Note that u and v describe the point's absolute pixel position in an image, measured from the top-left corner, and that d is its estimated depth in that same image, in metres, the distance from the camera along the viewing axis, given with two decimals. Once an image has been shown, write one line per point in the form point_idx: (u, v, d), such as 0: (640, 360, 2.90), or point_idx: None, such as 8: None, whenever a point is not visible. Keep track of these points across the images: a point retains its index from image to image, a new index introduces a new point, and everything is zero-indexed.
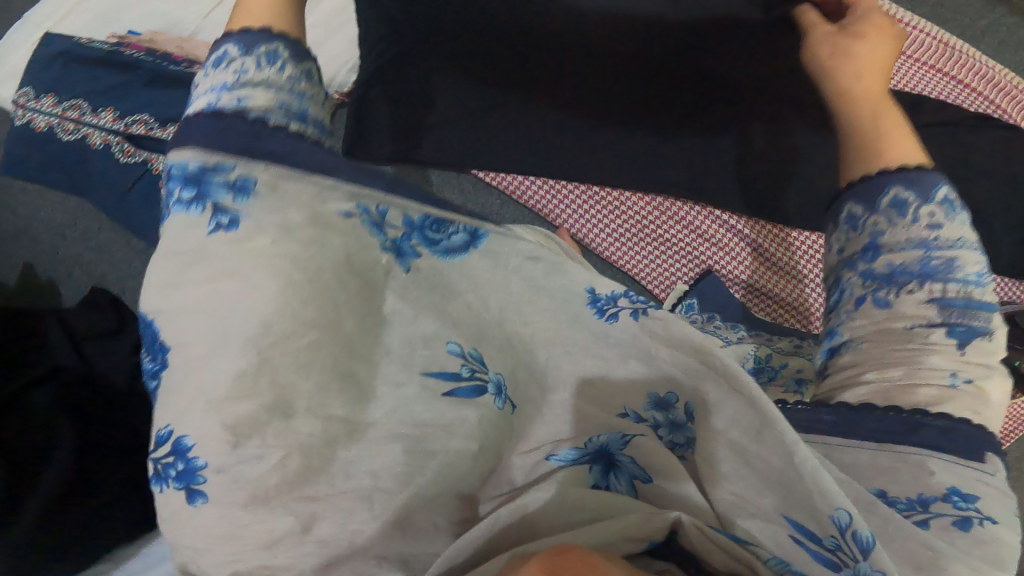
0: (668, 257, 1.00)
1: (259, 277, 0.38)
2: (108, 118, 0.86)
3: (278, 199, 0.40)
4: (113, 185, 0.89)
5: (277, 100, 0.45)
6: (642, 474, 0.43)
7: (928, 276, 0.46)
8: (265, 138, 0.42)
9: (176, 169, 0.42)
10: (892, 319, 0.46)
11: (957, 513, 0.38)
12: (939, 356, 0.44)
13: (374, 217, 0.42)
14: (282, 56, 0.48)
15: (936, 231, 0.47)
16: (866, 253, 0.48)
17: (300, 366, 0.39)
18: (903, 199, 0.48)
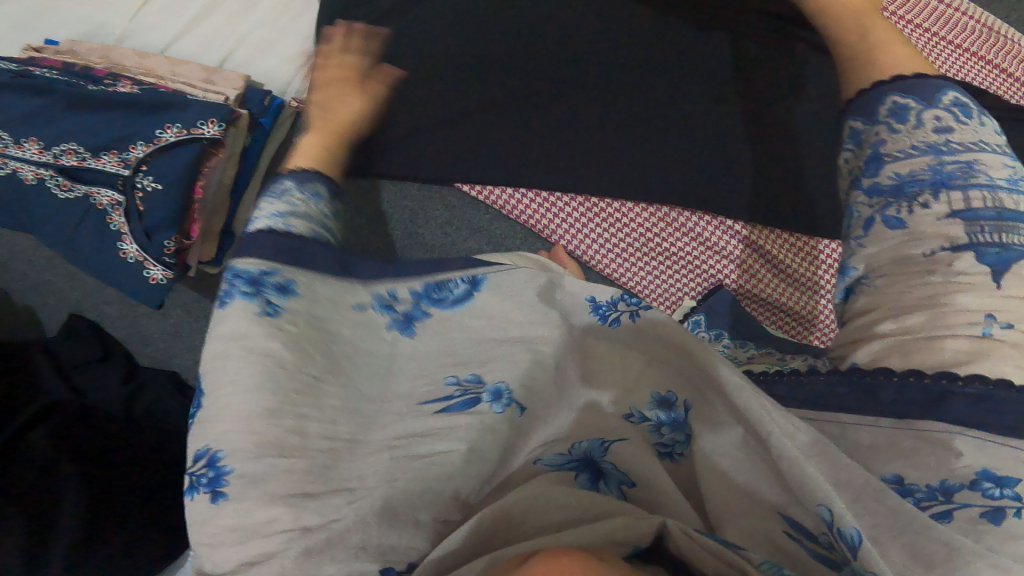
0: (675, 273, 0.82)
1: (278, 348, 0.37)
2: (33, 151, 0.77)
3: (310, 301, 0.40)
4: (55, 230, 0.80)
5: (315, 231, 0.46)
6: (625, 478, 0.39)
7: (943, 182, 0.41)
8: (300, 255, 0.42)
9: (228, 272, 0.41)
10: (908, 242, 0.41)
11: (986, 504, 0.32)
12: (973, 293, 0.38)
13: (385, 298, 0.41)
14: (320, 194, 0.51)
15: (946, 136, 0.43)
16: (870, 167, 0.45)
17: (326, 411, 0.38)
18: (902, 104, 0.45)
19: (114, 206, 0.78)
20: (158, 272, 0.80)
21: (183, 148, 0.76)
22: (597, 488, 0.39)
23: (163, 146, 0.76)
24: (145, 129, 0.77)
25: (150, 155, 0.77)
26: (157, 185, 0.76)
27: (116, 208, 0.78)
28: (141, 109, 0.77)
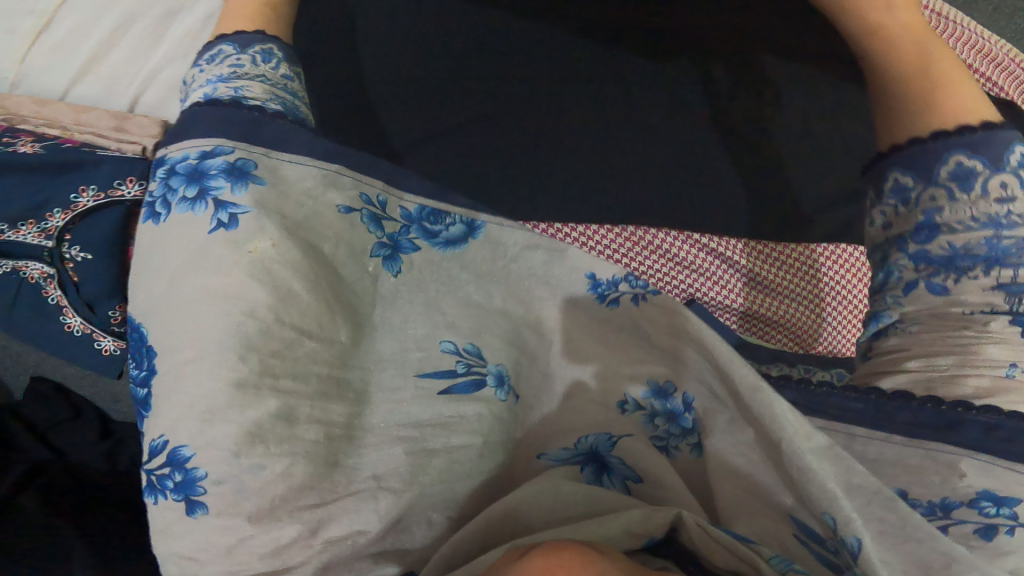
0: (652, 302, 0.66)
1: (252, 284, 0.34)
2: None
3: (279, 207, 0.36)
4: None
5: (272, 92, 0.44)
6: (631, 472, 0.40)
7: (998, 259, 0.41)
8: (262, 125, 0.39)
9: (170, 167, 0.37)
10: (951, 305, 0.42)
11: (978, 521, 0.34)
12: (1001, 348, 0.40)
13: (374, 207, 0.39)
14: (276, 55, 0.48)
15: (1007, 206, 0.42)
16: (924, 231, 0.44)
17: (304, 372, 0.35)
18: (968, 165, 0.43)
19: (46, 279, 0.70)
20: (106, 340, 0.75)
21: (103, 214, 0.66)
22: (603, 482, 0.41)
23: (82, 212, 0.66)
24: (57, 195, 0.66)
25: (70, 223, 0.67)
26: (83, 254, 0.67)
27: (50, 281, 0.70)
28: (44, 170, 0.65)
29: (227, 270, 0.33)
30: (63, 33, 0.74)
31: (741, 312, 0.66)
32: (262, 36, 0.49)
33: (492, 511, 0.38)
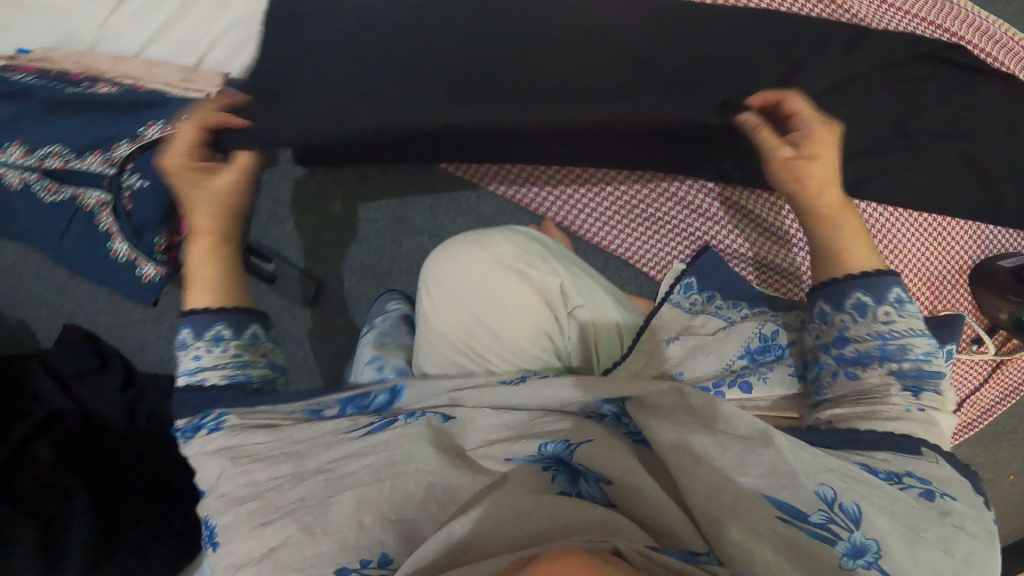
0: (661, 237, 0.82)
1: (239, 488, 0.43)
2: (17, 155, 0.71)
3: (256, 454, 0.45)
4: (44, 232, 0.77)
5: (226, 377, 0.51)
6: (598, 475, 0.39)
7: (883, 357, 0.46)
8: (237, 400, 0.49)
9: (178, 429, 0.49)
10: (859, 395, 0.46)
11: (921, 485, 0.39)
12: (902, 399, 0.44)
13: (320, 408, 0.48)
14: (226, 336, 0.52)
15: (891, 325, 0.47)
16: (837, 342, 0.48)
17: (269, 458, 0.44)
18: (862, 302, 0.48)
19: (102, 207, 0.73)
20: (151, 269, 0.78)
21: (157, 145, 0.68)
22: (579, 487, 0.39)
23: (147, 144, 0.68)
24: (128, 129, 0.69)
25: (135, 153, 0.70)
26: (144, 184, 0.72)
27: (105, 208, 0.73)
28: (119, 108, 0.70)
29: (222, 448, 0.46)
30: (138, 3, 0.80)
31: (742, 256, 0.79)
32: (215, 314, 0.53)
33: (470, 531, 0.36)
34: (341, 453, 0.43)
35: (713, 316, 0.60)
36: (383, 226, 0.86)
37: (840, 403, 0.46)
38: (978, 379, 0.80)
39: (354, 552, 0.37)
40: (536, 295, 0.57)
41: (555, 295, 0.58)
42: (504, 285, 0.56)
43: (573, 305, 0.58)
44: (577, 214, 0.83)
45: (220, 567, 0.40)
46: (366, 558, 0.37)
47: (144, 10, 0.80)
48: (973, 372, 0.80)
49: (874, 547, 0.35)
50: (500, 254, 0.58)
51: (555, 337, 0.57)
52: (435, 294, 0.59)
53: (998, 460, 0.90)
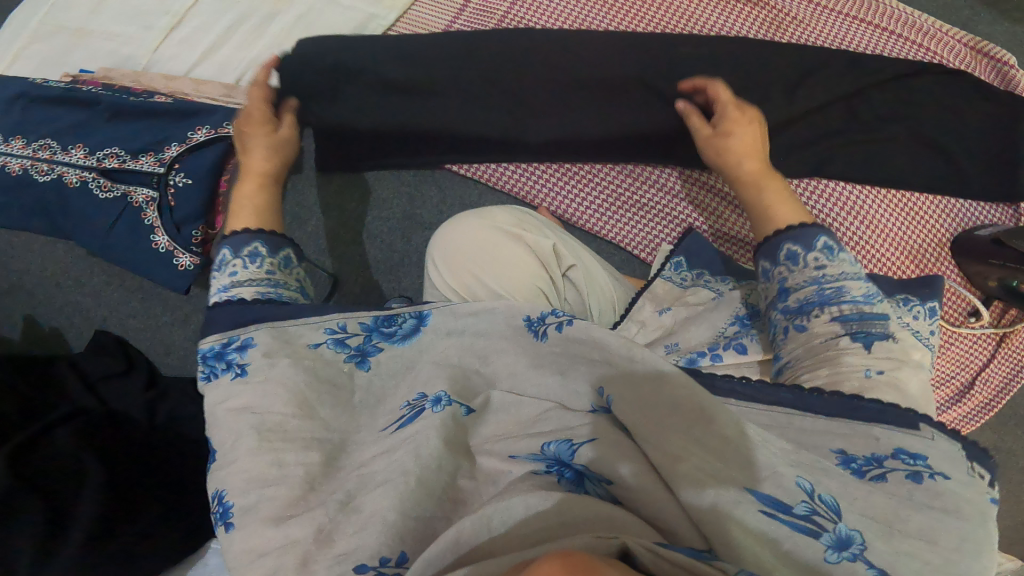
0: (648, 222, 0.83)
1: (275, 394, 0.46)
2: (80, 155, 0.77)
3: (270, 357, 0.47)
4: (89, 227, 0.79)
5: (261, 293, 0.53)
6: (602, 477, 0.40)
7: (821, 302, 0.50)
8: (248, 309, 0.51)
9: (202, 351, 0.49)
10: (811, 338, 0.49)
11: (906, 468, 0.39)
12: (855, 356, 0.47)
13: (337, 333, 0.50)
14: (262, 252, 0.57)
15: (821, 269, 0.51)
16: (781, 293, 0.52)
17: (298, 441, 0.45)
18: (794, 252, 0.53)
19: (149, 203, 0.77)
20: (186, 259, 0.79)
21: (210, 149, 0.77)
22: (583, 487, 0.40)
23: (195, 146, 0.77)
24: (180, 134, 0.77)
25: (184, 154, 0.77)
26: (188, 181, 0.77)
27: (151, 205, 0.77)
28: (174, 115, 0.78)
29: (243, 394, 0.46)
30: (189, 30, 0.88)
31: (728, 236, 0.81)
32: (250, 235, 0.58)
33: (483, 535, 0.37)
34: (375, 450, 0.45)
35: (702, 288, 0.63)
36: (396, 222, 0.88)
37: (808, 359, 0.49)
38: (983, 354, 0.80)
39: (369, 552, 0.38)
40: (531, 257, 0.60)
41: (548, 254, 0.61)
42: (499, 245, 0.61)
43: (566, 265, 0.62)
44: (565, 204, 0.84)
45: (237, 553, 0.41)
46: (383, 556, 0.38)
47: (192, 39, 0.87)
48: (978, 348, 0.80)
49: (859, 538, 0.35)
50: (496, 222, 0.63)
51: (549, 295, 0.60)
52: (442, 266, 0.62)
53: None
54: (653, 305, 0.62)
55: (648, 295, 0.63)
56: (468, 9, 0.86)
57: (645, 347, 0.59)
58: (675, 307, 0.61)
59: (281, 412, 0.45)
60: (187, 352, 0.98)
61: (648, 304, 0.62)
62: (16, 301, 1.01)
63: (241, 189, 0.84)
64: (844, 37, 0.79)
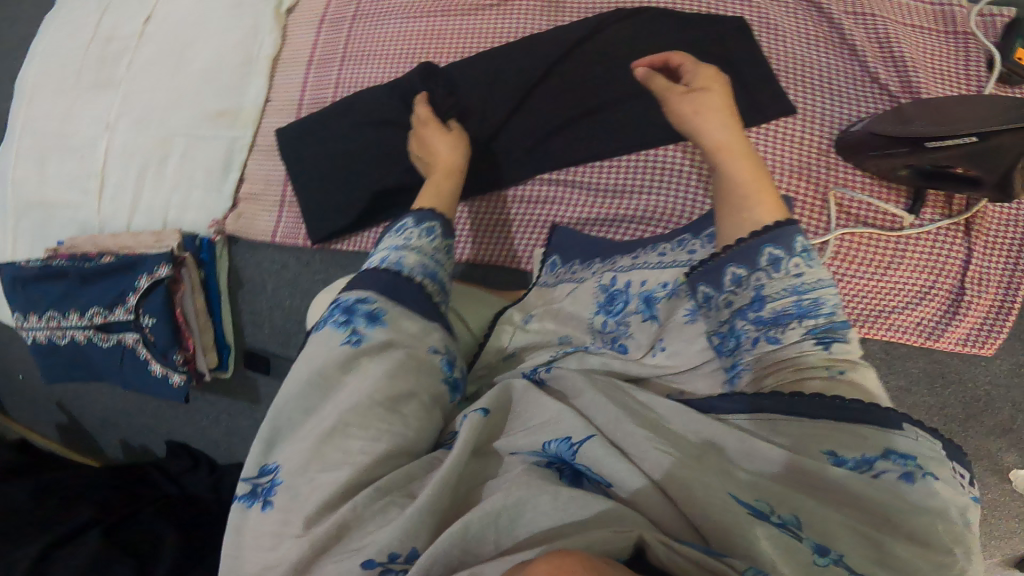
0: (512, 232, 0.70)
1: (378, 375, 0.40)
2: (76, 317, 0.81)
3: (397, 335, 0.42)
4: (110, 369, 0.85)
5: (421, 268, 0.47)
6: (602, 480, 0.34)
7: (799, 315, 0.36)
8: (402, 285, 0.45)
9: (354, 303, 0.43)
10: (777, 359, 0.36)
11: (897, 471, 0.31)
12: (816, 359, 0.35)
13: (445, 356, 0.45)
14: (436, 232, 0.51)
15: (799, 277, 0.37)
16: (755, 298, 0.38)
17: (370, 427, 0.38)
18: (775, 258, 0.38)
19: (138, 342, 0.81)
20: (178, 378, 0.82)
21: (157, 290, 0.78)
22: (582, 487, 0.36)
23: (144, 292, 0.78)
24: (130, 282, 0.78)
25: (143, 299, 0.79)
26: (153, 320, 0.79)
27: (140, 343, 0.81)
28: (123, 267, 0.79)
29: (302, 393, 0.39)
30: (114, 183, 0.86)
31: (597, 221, 0.67)
32: (434, 217, 0.52)
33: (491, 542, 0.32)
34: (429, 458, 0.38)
35: (569, 281, 0.55)
36: None
37: (761, 367, 0.37)
38: (957, 251, 0.62)
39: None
40: None
41: None
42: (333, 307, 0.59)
43: None
44: None
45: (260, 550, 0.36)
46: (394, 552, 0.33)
47: (117, 194, 0.85)
48: (944, 248, 0.62)
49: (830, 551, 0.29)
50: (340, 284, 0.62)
51: None
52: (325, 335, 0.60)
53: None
54: (522, 314, 0.55)
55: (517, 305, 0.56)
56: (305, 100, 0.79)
57: (531, 341, 0.52)
58: (540, 313, 0.54)
59: (368, 395, 0.39)
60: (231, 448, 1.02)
61: (518, 313, 0.55)
62: (105, 433, 1.12)
63: (204, 316, 0.84)
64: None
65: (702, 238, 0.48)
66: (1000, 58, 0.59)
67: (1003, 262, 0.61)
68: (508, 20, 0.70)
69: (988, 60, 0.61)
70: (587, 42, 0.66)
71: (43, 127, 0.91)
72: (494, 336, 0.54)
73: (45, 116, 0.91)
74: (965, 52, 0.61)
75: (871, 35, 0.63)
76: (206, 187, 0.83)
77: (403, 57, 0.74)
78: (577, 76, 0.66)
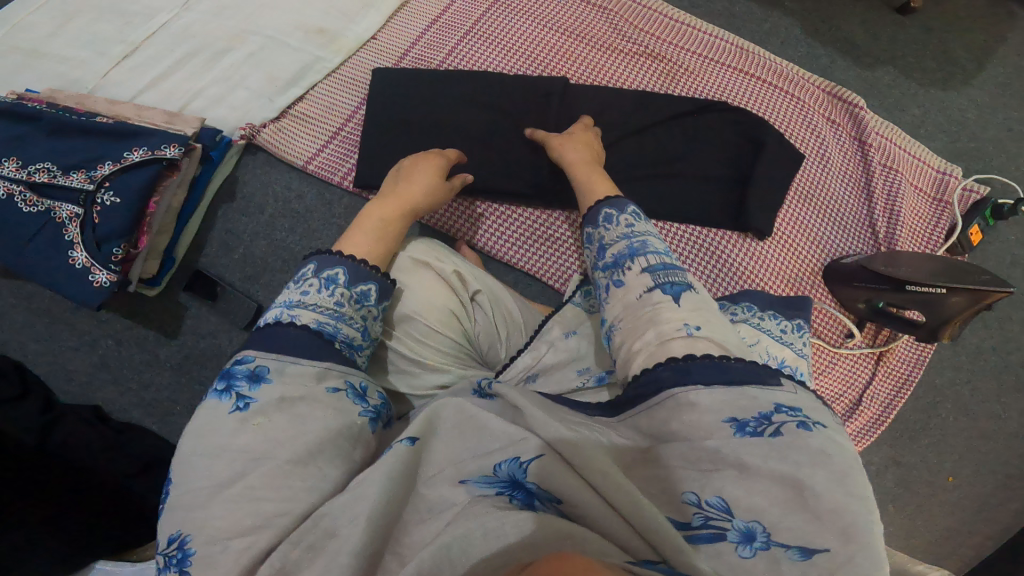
0: (557, 253, 0.82)
1: (283, 428, 0.41)
2: (12, 167, 0.74)
3: (286, 385, 0.43)
4: (10, 241, 0.75)
5: (316, 322, 0.49)
6: (552, 496, 0.35)
7: (632, 255, 0.51)
8: (293, 336, 0.47)
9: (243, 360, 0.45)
10: (627, 294, 0.49)
11: (793, 418, 0.36)
12: (672, 312, 0.45)
13: (357, 388, 0.46)
14: (341, 280, 0.53)
15: (630, 228, 0.54)
16: (600, 255, 0.54)
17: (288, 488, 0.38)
18: (609, 215, 0.56)
19: (72, 219, 0.74)
20: (103, 275, 0.74)
21: (145, 169, 0.75)
22: (534, 509, 0.35)
23: (129, 166, 0.75)
24: (112, 152, 0.76)
25: (117, 174, 0.75)
26: (116, 201, 0.74)
27: (75, 221, 0.74)
28: (114, 135, 0.77)
29: (200, 458, 0.40)
30: (143, 58, 0.91)
31: None
32: (330, 259, 0.54)
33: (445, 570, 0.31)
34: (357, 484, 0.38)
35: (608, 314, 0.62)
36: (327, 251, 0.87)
37: (622, 304, 0.48)
38: (865, 373, 0.81)
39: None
40: (436, 291, 0.61)
41: (453, 280, 0.62)
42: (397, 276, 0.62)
43: (473, 289, 0.63)
44: (473, 234, 0.83)
45: None
46: None
47: (142, 68, 0.91)
48: (856, 369, 0.82)
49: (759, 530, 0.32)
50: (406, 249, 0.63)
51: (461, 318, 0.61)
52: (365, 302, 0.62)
53: (929, 463, 0.82)
54: (561, 328, 0.61)
55: (557, 320, 0.62)
56: (409, 57, 0.91)
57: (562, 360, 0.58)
58: (581, 333, 0.60)
59: (284, 453, 0.40)
60: (82, 378, 0.86)
61: (557, 327, 0.61)
62: None
63: (172, 215, 0.82)
64: (731, 89, 0.84)
65: (596, 234, 0.56)
66: (959, 228, 0.79)
67: (892, 391, 0.81)
68: (612, 66, 0.86)
69: (948, 231, 0.81)
70: (634, 96, 0.80)
71: None
72: (530, 352, 0.59)
73: None
74: (938, 220, 0.81)
75: (887, 187, 0.81)
76: (241, 105, 0.91)
77: (521, 58, 0.88)
78: (621, 118, 0.79)
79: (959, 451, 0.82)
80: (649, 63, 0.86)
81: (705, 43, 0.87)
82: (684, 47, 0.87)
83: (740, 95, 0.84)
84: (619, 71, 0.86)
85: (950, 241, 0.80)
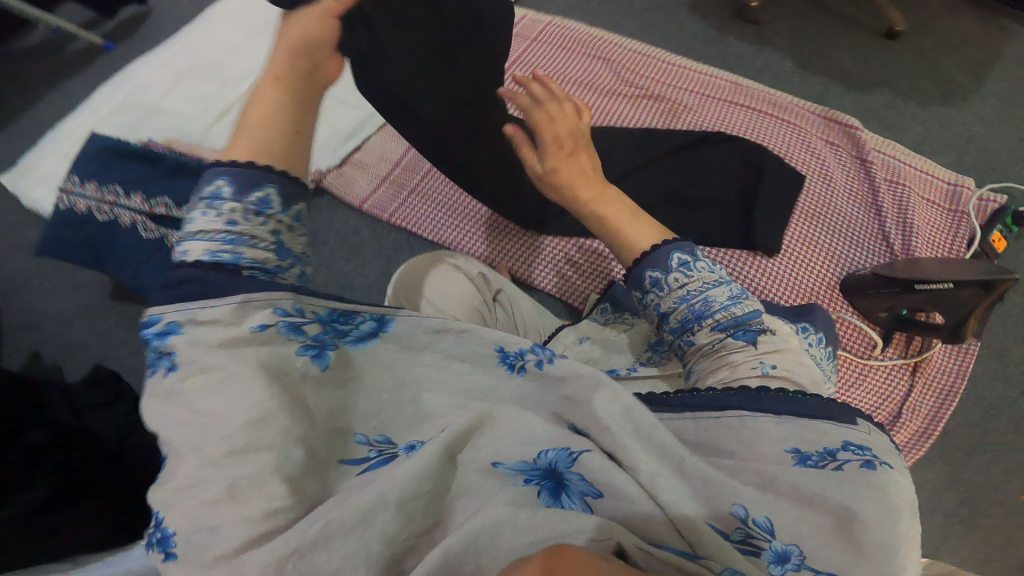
0: (573, 274, 0.88)
1: (231, 389, 0.34)
2: (137, 200, 0.87)
3: (201, 345, 0.35)
4: (131, 261, 0.88)
5: (219, 256, 0.39)
6: (591, 489, 0.35)
7: (697, 317, 0.49)
8: (196, 285, 0.37)
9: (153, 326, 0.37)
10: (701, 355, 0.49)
11: (858, 458, 0.37)
12: (741, 352, 0.47)
13: (292, 318, 0.39)
14: (233, 199, 0.40)
15: (685, 286, 0.50)
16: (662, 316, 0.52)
17: None
18: (655, 277, 0.52)
19: None
20: None
21: None
22: (561, 503, 0.34)
23: None
24: None
25: None
26: None
27: None
28: None
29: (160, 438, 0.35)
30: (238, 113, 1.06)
31: None
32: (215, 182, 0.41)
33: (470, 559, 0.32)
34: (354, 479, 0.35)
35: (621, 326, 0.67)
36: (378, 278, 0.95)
37: (699, 363, 0.49)
38: (903, 385, 0.81)
39: None
40: (466, 288, 0.68)
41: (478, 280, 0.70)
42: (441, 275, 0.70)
43: (496, 291, 0.70)
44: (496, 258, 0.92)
45: None
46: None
47: None
48: (892, 381, 0.82)
49: (794, 554, 0.34)
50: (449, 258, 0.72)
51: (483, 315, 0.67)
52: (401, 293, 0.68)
53: (992, 479, 0.80)
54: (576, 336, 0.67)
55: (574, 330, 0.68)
56: None
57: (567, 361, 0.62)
58: (594, 339, 0.66)
59: (238, 416, 0.33)
60: None
61: (572, 334, 0.68)
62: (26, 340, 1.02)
63: None
64: (732, 120, 0.89)
65: (645, 289, 0.52)
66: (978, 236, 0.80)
67: (934, 403, 0.81)
68: (623, 109, 0.92)
69: (970, 240, 0.81)
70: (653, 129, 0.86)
71: (204, 51, 1.11)
72: None
73: (209, 44, 1.12)
74: (958, 229, 0.82)
75: (896, 200, 0.83)
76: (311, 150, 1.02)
77: None
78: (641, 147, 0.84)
79: (1005, 465, 0.80)
80: (664, 103, 0.92)
81: (709, 83, 0.93)
82: (687, 87, 0.93)
83: (746, 126, 0.89)
84: (628, 113, 0.92)
85: (975, 247, 0.81)
